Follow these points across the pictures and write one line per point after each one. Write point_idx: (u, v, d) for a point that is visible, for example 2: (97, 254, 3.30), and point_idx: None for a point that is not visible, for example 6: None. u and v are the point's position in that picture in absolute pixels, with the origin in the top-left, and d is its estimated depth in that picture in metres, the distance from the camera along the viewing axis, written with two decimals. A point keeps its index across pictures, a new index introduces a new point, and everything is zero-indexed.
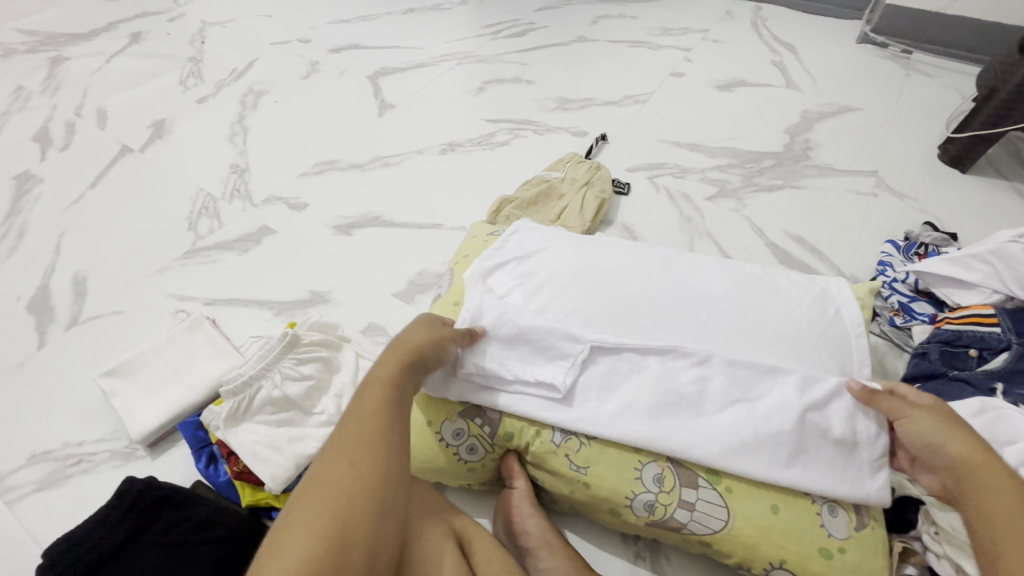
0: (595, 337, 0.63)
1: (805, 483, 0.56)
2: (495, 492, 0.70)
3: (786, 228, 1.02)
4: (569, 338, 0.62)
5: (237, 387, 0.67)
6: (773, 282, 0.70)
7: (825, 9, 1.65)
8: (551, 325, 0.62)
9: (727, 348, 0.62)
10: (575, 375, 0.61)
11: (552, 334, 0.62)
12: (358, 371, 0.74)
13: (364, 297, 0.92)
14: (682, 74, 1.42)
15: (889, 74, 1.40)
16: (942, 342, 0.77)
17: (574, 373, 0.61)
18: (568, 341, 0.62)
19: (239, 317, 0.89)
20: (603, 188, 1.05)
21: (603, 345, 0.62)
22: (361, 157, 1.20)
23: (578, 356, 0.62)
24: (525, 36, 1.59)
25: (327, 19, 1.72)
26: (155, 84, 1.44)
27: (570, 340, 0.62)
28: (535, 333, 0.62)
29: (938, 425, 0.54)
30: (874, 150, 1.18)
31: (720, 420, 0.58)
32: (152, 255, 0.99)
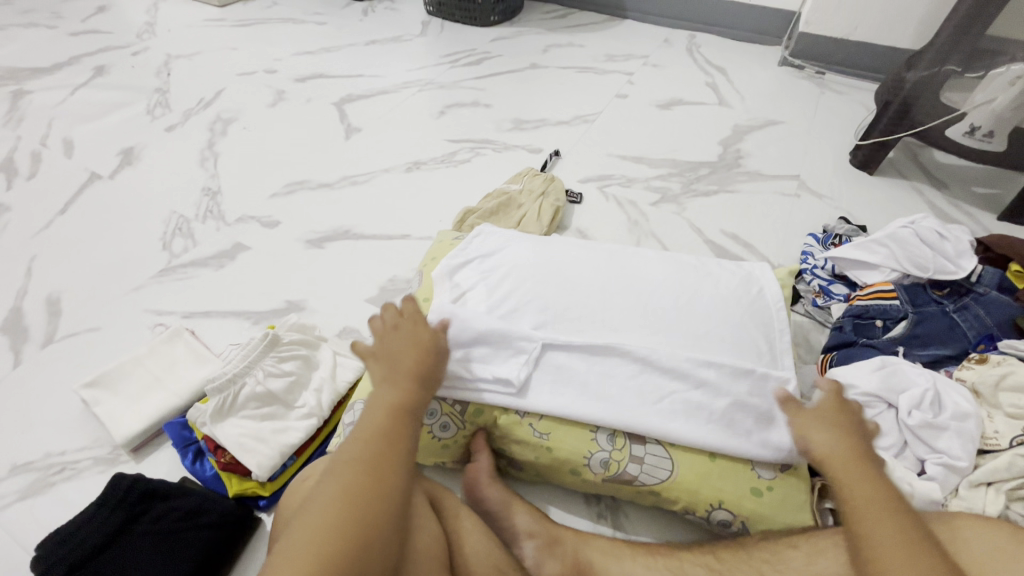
0: (546, 336, 0.70)
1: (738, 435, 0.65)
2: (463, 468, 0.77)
3: (722, 227, 1.14)
4: (524, 338, 0.70)
5: (222, 384, 0.71)
6: (704, 270, 0.80)
7: (749, 36, 1.84)
8: (506, 328, 0.70)
9: (664, 328, 0.71)
10: (529, 371, 0.69)
11: (508, 336, 0.70)
12: (337, 367, 0.79)
13: (339, 304, 0.98)
14: (626, 95, 1.56)
15: (806, 92, 1.58)
16: (854, 316, 0.88)
17: (528, 369, 0.68)
18: (523, 340, 0.70)
19: (217, 327, 0.93)
20: (558, 197, 1.15)
21: (554, 343, 0.70)
22: (330, 177, 1.27)
23: (532, 353, 0.69)
24: (481, 64, 1.71)
25: (292, 50, 1.80)
26: (121, 114, 1.48)
27: (526, 340, 0.70)
28: (494, 335, 0.70)
29: (818, 423, 0.60)
30: (796, 158, 1.33)
31: (660, 388, 0.67)
32: (128, 275, 1.02)
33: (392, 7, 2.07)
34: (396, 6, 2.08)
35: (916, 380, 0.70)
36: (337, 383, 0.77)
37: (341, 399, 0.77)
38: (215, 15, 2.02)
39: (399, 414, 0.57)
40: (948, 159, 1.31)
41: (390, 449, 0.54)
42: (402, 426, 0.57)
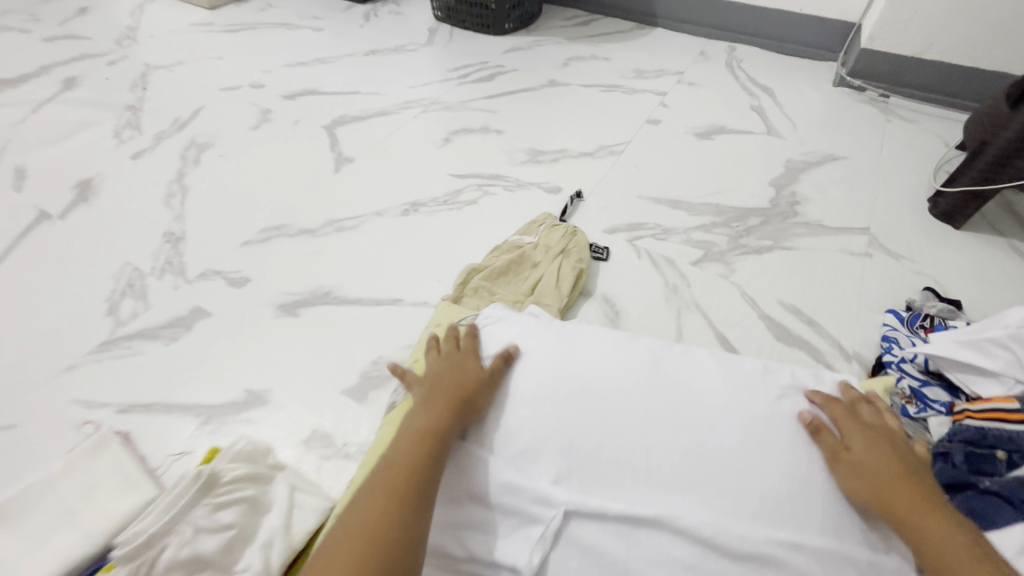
0: (570, 497, 0.52)
1: None
2: None
3: (780, 296, 0.94)
4: (541, 498, 0.52)
5: (134, 550, 0.53)
6: (775, 384, 0.62)
7: (799, 50, 1.62)
8: (518, 485, 0.53)
9: (733, 481, 0.52)
10: (545, 552, 0.51)
11: (517, 493, 0.53)
12: (292, 511, 0.61)
13: (310, 396, 0.79)
14: (659, 120, 1.36)
15: (870, 119, 1.36)
16: (965, 441, 0.68)
17: (542, 549, 0.51)
18: (538, 504, 0.52)
19: (158, 427, 0.76)
20: (580, 256, 0.96)
21: (581, 509, 0.51)
22: (312, 221, 1.08)
23: (551, 524, 0.51)
24: (493, 81, 1.51)
25: (284, 61, 1.62)
26: (86, 137, 1.31)
27: (542, 504, 0.52)
28: (498, 494, 0.53)
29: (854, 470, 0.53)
30: (863, 204, 1.12)
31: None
32: (61, 349, 0.85)
33: (397, 12, 1.88)
34: (401, 10, 1.89)
35: None
36: (292, 534, 0.59)
37: (298, 553, 0.59)
38: (204, 19, 1.85)
39: (421, 439, 0.55)
40: None
41: (425, 452, 0.54)
42: (447, 435, 0.56)
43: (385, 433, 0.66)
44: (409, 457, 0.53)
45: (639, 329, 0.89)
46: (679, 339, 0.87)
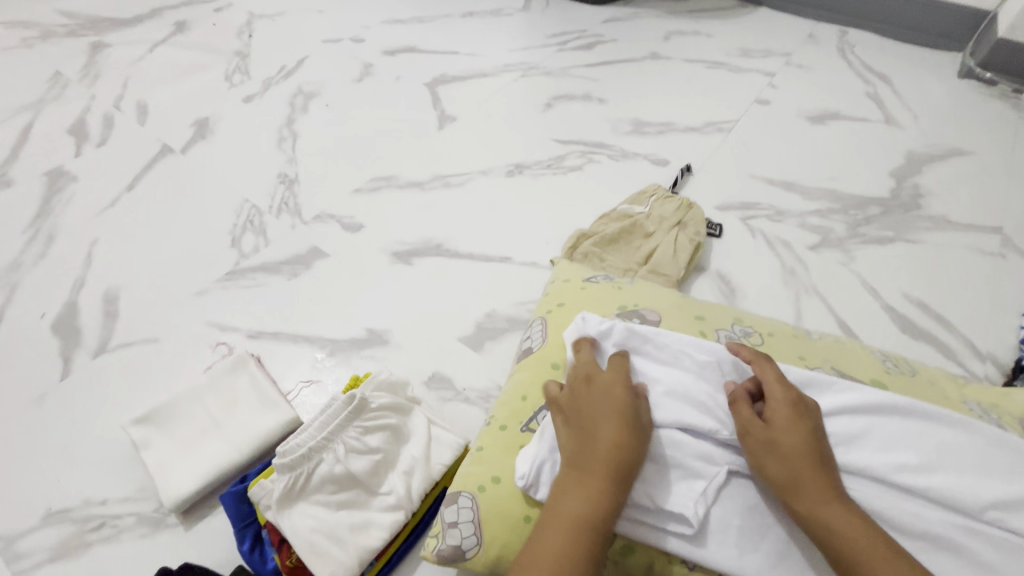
0: (733, 458, 0.50)
1: None
2: None
3: (904, 289, 0.90)
4: (706, 455, 0.50)
5: (294, 461, 0.56)
6: (932, 385, 0.61)
7: (920, 37, 1.51)
8: (678, 440, 0.51)
9: (904, 467, 0.51)
10: (708, 506, 0.49)
11: (677, 448, 0.50)
12: (431, 444, 0.62)
13: (428, 341, 0.81)
14: (768, 101, 1.30)
15: (1000, 115, 1.27)
16: None
17: (706, 504, 0.48)
18: (700, 460, 0.50)
19: (285, 356, 0.79)
20: (697, 230, 0.93)
21: (743, 469, 0.50)
22: (420, 175, 1.09)
23: (714, 481, 0.49)
24: (593, 49, 1.48)
25: (381, 17, 1.62)
26: (199, 78, 1.35)
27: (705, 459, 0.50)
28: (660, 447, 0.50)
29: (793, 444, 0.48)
30: (995, 203, 1.05)
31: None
32: (192, 275, 0.89)
33: None
34: None
35: None
36: (431, 467, 0.61)
37: (434, 485, 0.61)
38: None
39: (626, 425, 0.49)
40: None
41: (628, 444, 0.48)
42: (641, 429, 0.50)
43: (522, 373, 0.63)
44: (613, 440, 0.49)
45: (755, 309, 0.87)
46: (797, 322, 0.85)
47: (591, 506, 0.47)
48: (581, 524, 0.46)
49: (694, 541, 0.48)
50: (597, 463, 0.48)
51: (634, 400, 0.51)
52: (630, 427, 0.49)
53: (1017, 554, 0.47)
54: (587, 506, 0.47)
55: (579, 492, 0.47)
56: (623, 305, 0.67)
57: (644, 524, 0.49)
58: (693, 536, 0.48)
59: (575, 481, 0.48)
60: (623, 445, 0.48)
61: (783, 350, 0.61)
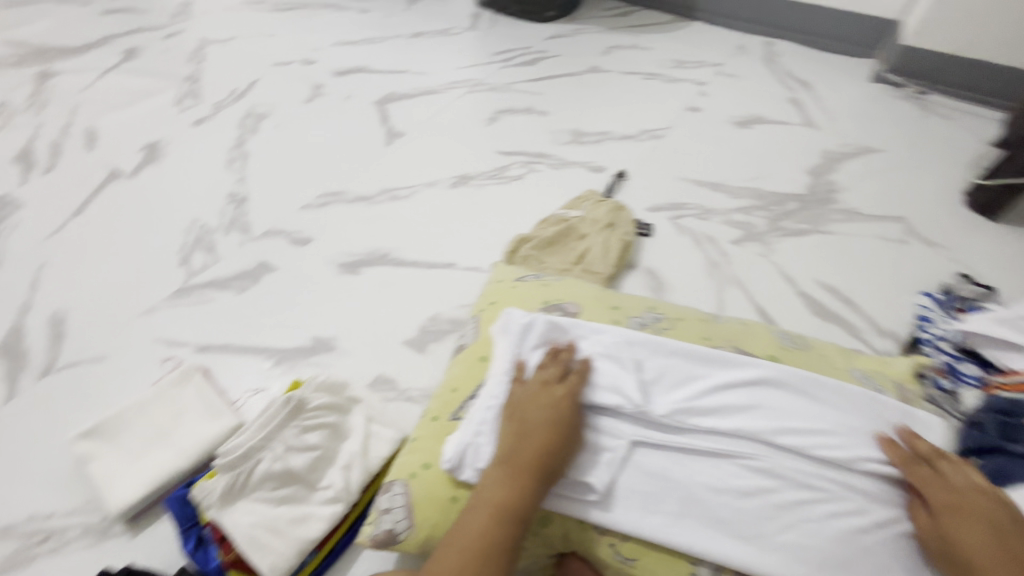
0: (635, 431, 0.55)
1: None
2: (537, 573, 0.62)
3: (817, 276, 0.98)
4: (612, 429, 0.55)
5: (235, 460, 0.59)
6: (821, 357, 0.67)
7: (838, 45, 1.63)
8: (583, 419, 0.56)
9: (792, 431, 0.54)
10: (613, 475, 0.53)
11: (588, 425, 0.56)
12: (369, 439, 0.66)
13: (373, 345, 0.85)
14: (699, 108, 1.39)
15: (907, 115, 1.39)
16: (998, 411, 0.71)
17: (611, 473, 0.53)
18: (605, 435, 0.55)
19: (233, 367, 0.82)
20: (627, 230, 1.00)
21: (644, 441, 0.55)
22: (367, 189, 1.14)
23: (618, 452, 0.54)
24: (536, 65, 1.55)
25: (332, 40, 1.67)
26: (149, 103, 1.37)
27: (609, 435, 0.55)
28: None
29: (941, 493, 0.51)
30: (900, 195, 1.15)
31: (784, 512, 0.51)
32: (141, 294, 0.91)
33: None
34: None
35: None
36: (369, 460, 0.65)
37: (373, 478, 0.65)
38: None
39: (551, 425, 0.53)
40: None
41: (549, 444, 0.52)
42: (563, 429, 0.53)
43: (457, 369, 0.68)
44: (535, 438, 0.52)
45: (682, 300, 0.93)
46: (719, 311, 0.92)
47: (509, 504, 0.51)
48: (496, 512, 0.50)
49: (601, 507, 0.53)
50: (518, 459, 0.52)
51: (566, 409, 0.54)
52: (557, 434, 0.53)
53: (890, 500, 0.53)
54: (506, 502, 0.51)
55: (500, 489, 0.51)
56: (548, 300, 0.72)
57: (558, 496, 0.54)
58: (600, 503, 0.53)
59: (500, 477, 0.52)
60: (549, 446, 0.52)
61: (688, 333, 0.67)
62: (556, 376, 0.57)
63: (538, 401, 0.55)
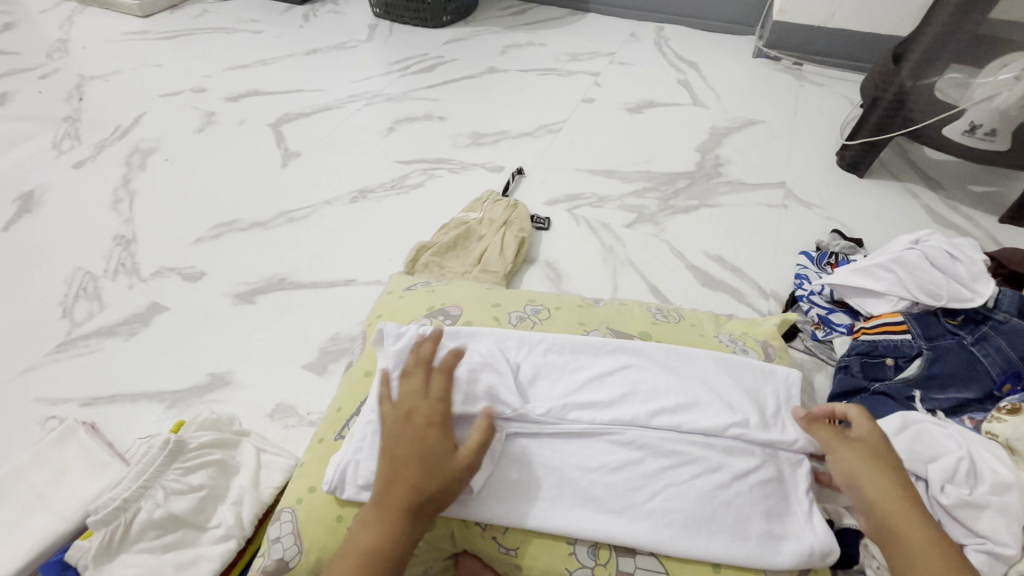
0: (511, 424, 0.57)
1: (755, 556, 0.52)
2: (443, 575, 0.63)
3: (706, 248, 1.03)
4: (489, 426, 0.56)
5: (108, 515, 0.57)
6: (692, 325, 0.71)
7: (721, 26, 1.72)
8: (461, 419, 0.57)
9: (662, 410, 0.57)
10: (489, 471, 0.55)
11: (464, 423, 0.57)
12: (260, 470, 0.66)
13: (272, 373, 0.84)
14: (593, 99, 1.43)
15: (785, 85, 1.48)
16: (860, 354, 0.78)
17: (487, 469, 0.54)
18: None
19: (124, 416, 0.79)
20: (522, 226, 1.02)
21: (520, 432, 0.56)
22: (263, 215, 1.11)
23: (496, 447, 0.55)
24: (434, 71, 1.56)
25: (224, 64, 1.63)
26: (23, 150, 1.29)
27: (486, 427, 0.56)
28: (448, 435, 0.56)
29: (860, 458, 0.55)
30: (780, 162, 1.22)
31: (650, 481, 0.54)
32: (17, 354, 0.86)
33: (336, 10, 1.90)
34: (340, 9, 1.91)
35: (948, 446, 0.60)
36: (261, 491, 0.64)
37: (267, 508, 0.64)
38: (138, 27, 1.82)
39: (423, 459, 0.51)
40: (939, 156, 1.22)
41: (418, 478, 0.50)
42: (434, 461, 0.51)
43: (345, 388, 0.67)
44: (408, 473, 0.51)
45: (579, 287, 0.96)
46: (615, 293, 0.95)
47: (385, 540, 0.50)
48: (369, 547, 0.50)
49: (481, 503, 0.54)
50: (392, 494, 0.50)
51: (436, 435, 0.52)
52: (427, 463, 0.51)
53: (751, 455, 0.56)
54: (383, 535, 0.50)
55: (375, 525, 0.50)
56: (431, 306, 0.73)
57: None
58: (480, 499, 0.55)
59: (371, 514, 0.51)
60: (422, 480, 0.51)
61: (566, 322, 0.69)
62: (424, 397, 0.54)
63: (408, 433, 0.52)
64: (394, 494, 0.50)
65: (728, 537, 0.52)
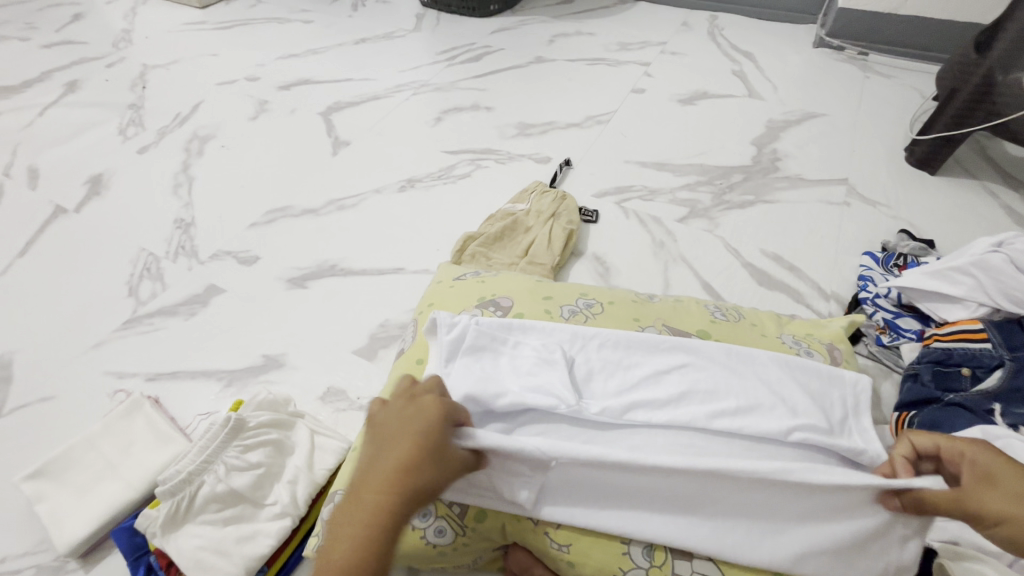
0: (564, 415, 0.55)
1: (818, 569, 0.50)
2: (490, 567, 0.63)
3: (762, 246, 0.99)
4: (542, 424, 0.56)
5: (174, 487, 0.59)
6: (753, 326, 0.69)
7: (780, 14, 1.64)
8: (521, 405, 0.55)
9: (722, 413, 0.55)
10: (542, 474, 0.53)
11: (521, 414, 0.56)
12: (314, 451, 0.67)
13: (323, 357, 0.85)
14: (643, 89, 1.40)
15: (849, 77, 1.40)
16: (933, 362, 0.74)
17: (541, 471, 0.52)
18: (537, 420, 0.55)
19: (185, 392, 0.82)
20: (570, 219, 1.01)
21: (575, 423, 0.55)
22: (315, 202, 1.14)
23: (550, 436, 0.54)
24: (481, 61, 1.55)
25: (276, 54, 1.66)
26: (93, 135, 1.36)
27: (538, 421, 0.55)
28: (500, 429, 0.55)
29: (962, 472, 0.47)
30: (843, 158, 1.16)
31: (711, 486, 0.52)
32: (88, 329, 0.91)
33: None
34: None
35: None
36: (314, 472, 0.65)
37: (319, 490, 0.65)
38: (196, 17, 1.88)
39: (413, 451, 0.45)
40: (1023, 153, 1.13)
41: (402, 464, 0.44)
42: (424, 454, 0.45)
43: (396, 375, 0.67)
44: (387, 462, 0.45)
45: (628, 282, 0.94)
46: (666, 289, 0.93)
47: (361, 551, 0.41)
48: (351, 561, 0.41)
49: (535, 501, 0.53)
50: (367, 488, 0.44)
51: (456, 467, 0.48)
52: (429, 460, 0.45)
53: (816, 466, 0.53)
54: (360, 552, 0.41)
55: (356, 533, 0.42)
56: (482, 296, 0.73)
57: (494, 493, 0.54)
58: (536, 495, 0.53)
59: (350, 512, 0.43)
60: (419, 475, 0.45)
61: (620, 317, 0.68)
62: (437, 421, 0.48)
63: (392, 425, 0.47)
64: (370, 486, 0.44)
65: (795, 547, 0.50)
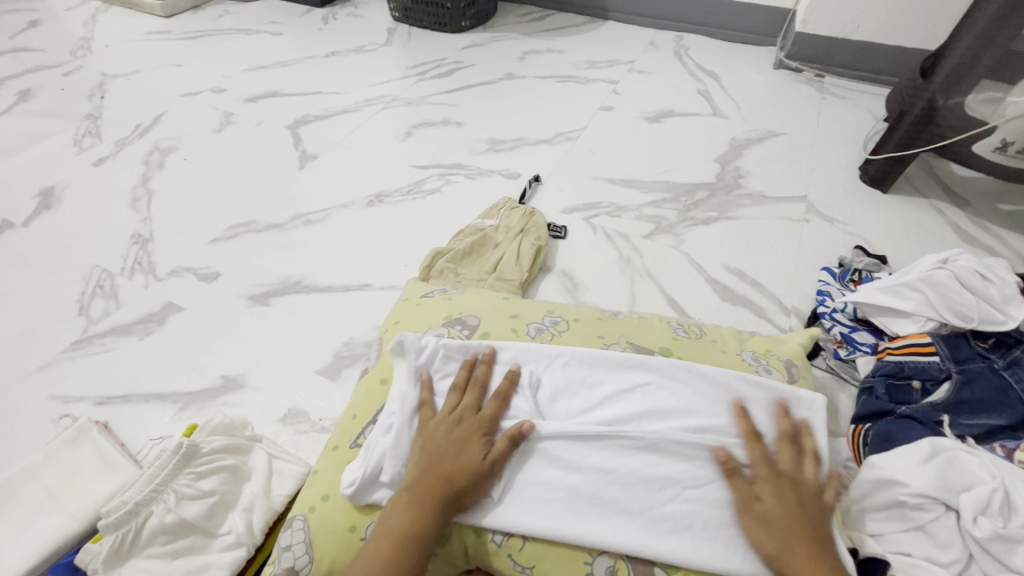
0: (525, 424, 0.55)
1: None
2: None
3: (726, 261, 1.01)
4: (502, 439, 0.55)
5: (120, 518, 0.56)
6: (714, 342, 0.70)
7: (741, 36, 1.70)
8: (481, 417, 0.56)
9: (683, 430, 0.55)
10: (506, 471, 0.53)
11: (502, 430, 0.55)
12: (273, 476, 0.65)
13: (285, 377, 0.83)
14: (612, 107, 1.42)
15: (807, 98, 1.46)
16: (886, 375, 0.76)
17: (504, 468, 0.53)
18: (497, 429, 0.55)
19: (137, 416, 0.79)
20: (539, 235, 1.02)
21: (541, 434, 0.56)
22: (280, 217, 1.11)
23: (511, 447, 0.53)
24: (452, 76, 1.56)
25: (243, 65, 1.64)
26: (46, 146, 1.31)
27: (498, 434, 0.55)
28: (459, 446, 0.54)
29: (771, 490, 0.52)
30: (801, 176, 1.20)
31: (669, 484, 0.53)
32: (32, 350, 0.87)
33: (356, 13, 1.91)
34: (359, 12, 1.92)
35: (981, 476, 0.58)
36: (272, 499, 0.63)
37: (278, 516, 0.63)
38: (161, 27, 1.84)
39: (461, 458, 0.53)
40: (967, 172, 1.20)
41: (449, 471, 0.53)
42: (469, 463, 0.53)
43: (360, 396, 0.66)
44: (440, 467, 0.53)
45: (595, 298, 0.95)
46: (633, 304, 0.93)
47: (415, 529, 0.51)
48: (404, 535, 0.51)
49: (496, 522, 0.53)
50: (422, 479, 0.53)
51: (478, 443, 0.54)
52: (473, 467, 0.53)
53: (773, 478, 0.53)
54: (409, 528, 0.51)
55: (401, 517, 0.52)
56: (448, 314, 0.72)
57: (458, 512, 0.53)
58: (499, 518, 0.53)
59: (404, 502, 0.52)
60: (462, 476, 0.53)
61: (586, 334, 0.68)
62: (448, 415, 0.57)
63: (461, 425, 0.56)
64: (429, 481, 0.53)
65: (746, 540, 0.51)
